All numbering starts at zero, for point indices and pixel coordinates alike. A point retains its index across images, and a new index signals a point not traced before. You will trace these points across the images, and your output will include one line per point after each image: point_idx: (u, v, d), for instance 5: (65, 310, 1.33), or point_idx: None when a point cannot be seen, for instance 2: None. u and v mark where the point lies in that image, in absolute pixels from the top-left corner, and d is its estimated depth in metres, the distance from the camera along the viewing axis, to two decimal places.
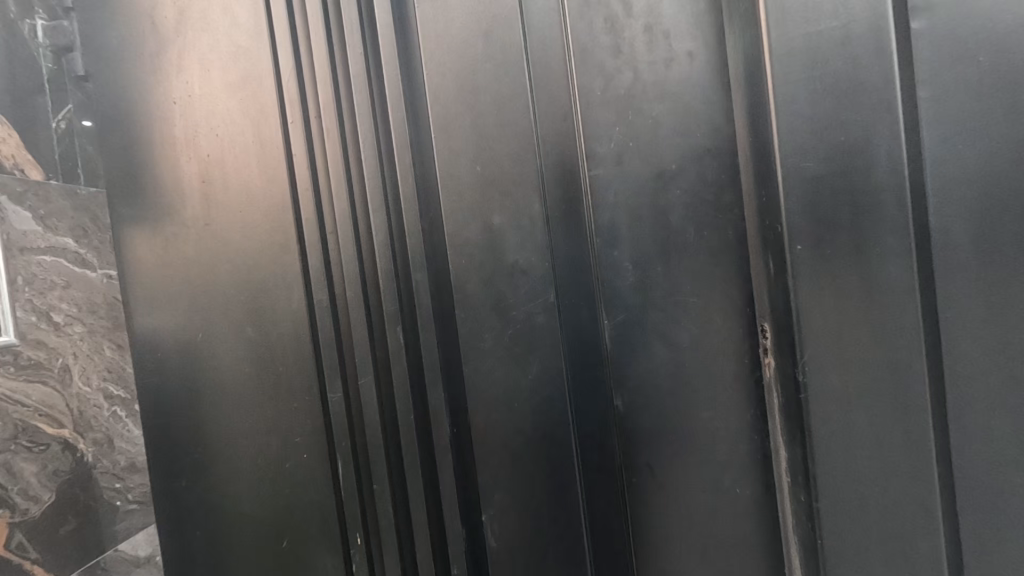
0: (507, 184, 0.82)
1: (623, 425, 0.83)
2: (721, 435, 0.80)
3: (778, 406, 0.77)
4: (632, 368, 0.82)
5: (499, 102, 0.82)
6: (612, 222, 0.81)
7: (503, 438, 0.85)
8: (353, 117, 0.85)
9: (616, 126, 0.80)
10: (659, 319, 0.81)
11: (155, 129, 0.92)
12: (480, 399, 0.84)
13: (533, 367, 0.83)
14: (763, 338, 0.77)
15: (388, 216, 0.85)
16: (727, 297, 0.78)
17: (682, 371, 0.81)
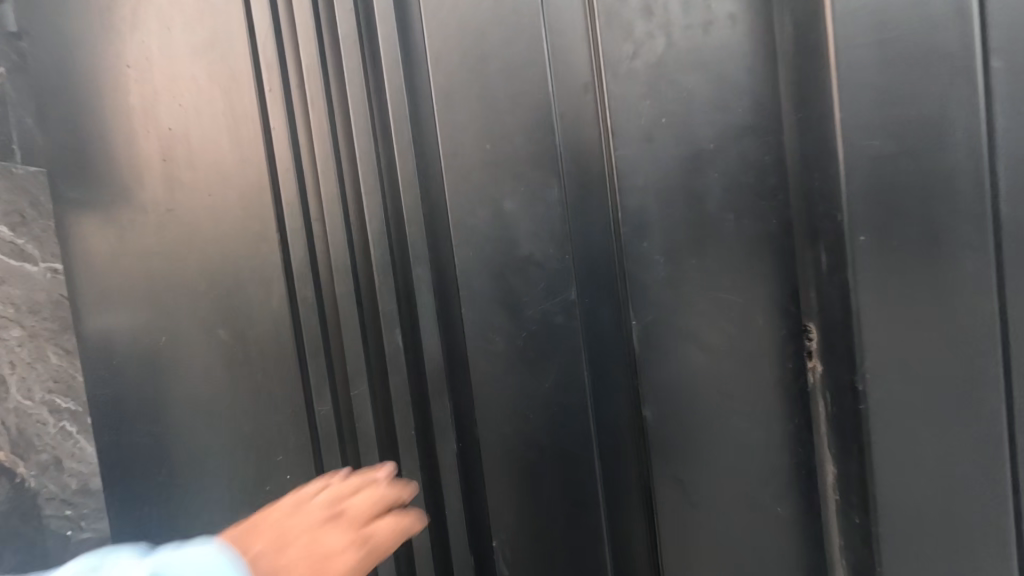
0: (521, 165, 0.72)
1: (648, 438, 0.74)
2: (759, 449, 0.72)
3: (824, 416, 0.69)
4: (664, 375, 0.73)
5: (511, 70, 0.71)
6: (640, 209, 0.71)
7: (514, 454, 0.75)
8: (342, 87, 0.73)
9: (645, 98, 0.70)
10: (692, 318, 0.72)
11: (106, 98, 0.79)
12: (489, 409, 0.75)
13: (551, 374, 0.73)
14: (807, 339, 0.69)
15: (383, 202, 0.74)
16: (771, 295, 0.70)
17: (717, 378, 0.72)
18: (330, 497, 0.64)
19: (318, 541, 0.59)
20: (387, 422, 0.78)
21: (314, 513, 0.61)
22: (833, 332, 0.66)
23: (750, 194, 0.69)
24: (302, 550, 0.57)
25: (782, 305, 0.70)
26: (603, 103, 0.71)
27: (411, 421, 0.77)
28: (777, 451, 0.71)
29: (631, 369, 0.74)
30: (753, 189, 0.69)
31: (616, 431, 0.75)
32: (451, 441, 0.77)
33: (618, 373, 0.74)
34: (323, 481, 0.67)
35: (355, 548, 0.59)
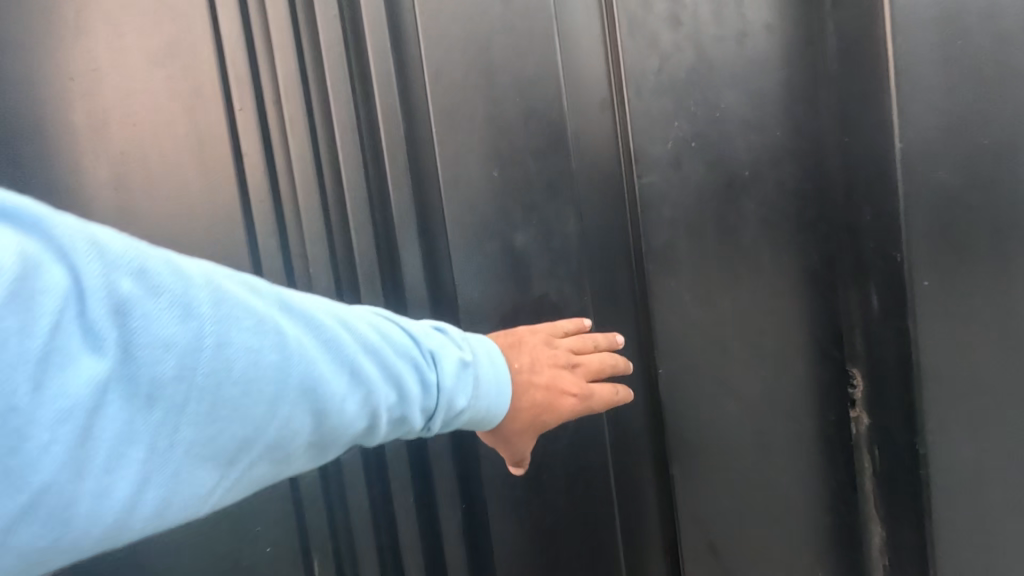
0: (535, 194, 0.63)
1: (672, 493, 0.67)
2: (799, 508, 0.65)
3: (870, 473, 0.63)
4: (695, 428, 0.66)
5: (522, 85, 0.63)
6: (669, 243, 0.63)
7: (530, 520, 0.64)
8: (326, 102, 0.64)
9: (674, 118, 0.62)
10: (727, 365, 0.64)
11: (19, 105, 0.61)
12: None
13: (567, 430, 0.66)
14: (852, 386, 0.62)
15: (375, 235, 0.66)
16: (809, 336, 0.63)
17: (755, 431, 0.65)
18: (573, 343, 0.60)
19: (556, 380, 0.56)
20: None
21: (560, 353, 0.58)
22: (885, 385, 0.59)
23: (786, 225, 0.62)
24: (543, 381, 0.55)
25: (823, 348, 0.63)
26: (624, 123, 0.64)
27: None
28: (813, 507, 0.65)
29: (653, 419, 0.68)
30: (787, 220, 0.62)
31: (638, 484, 0.69)
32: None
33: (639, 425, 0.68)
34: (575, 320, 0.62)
35: (576, 397, 0.57)
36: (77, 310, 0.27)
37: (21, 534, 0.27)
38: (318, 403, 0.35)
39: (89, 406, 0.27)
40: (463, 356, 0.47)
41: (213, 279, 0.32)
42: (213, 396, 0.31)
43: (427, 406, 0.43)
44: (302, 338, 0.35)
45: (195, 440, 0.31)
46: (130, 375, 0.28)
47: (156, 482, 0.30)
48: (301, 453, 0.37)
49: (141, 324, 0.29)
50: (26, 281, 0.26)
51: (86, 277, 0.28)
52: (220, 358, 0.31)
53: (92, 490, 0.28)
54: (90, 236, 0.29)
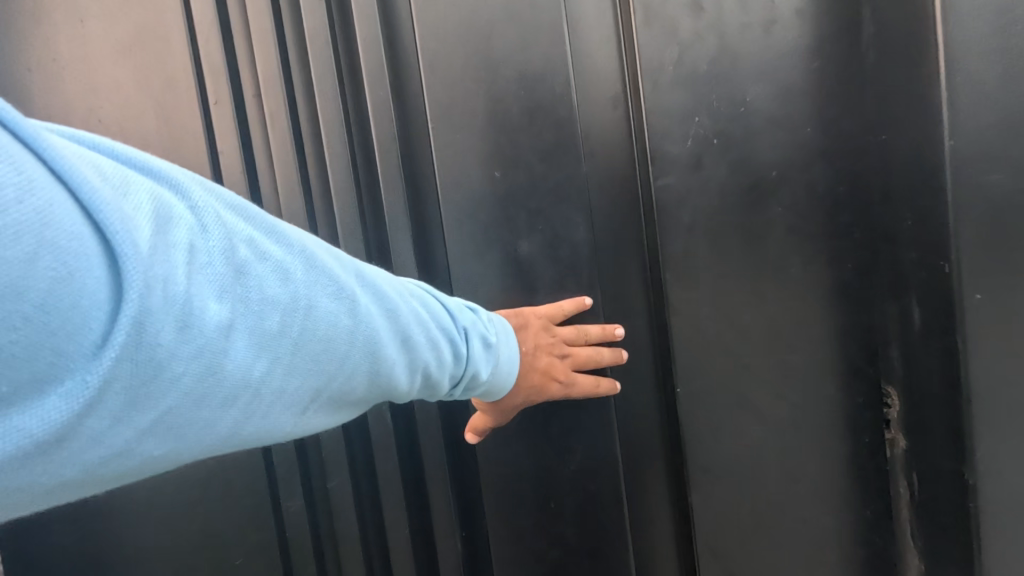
0: (541, 199, 0.57)
1: (690, 522, 0.62)
2: (827, 542, 0.60)
3: (908, 502, 0.57)
4: (714, 453, 0.60)
5: (526, 77, 0.57)
6: (686, 251, 0.58)
7: (532, 548, 0.62)
8: (311, 97, 0.58)
9: (694, 114, 0.57)
10: (749, 384, 0.59)
11: None
12: (500, 496, 0.62)
13: (576, 454, 0.61)
14: (888, 406, 0.57)
15: (366, 243, 0.60)
16: (841, 354, 0.57)
17: (779, 457, 0.59)
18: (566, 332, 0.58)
19: (549, 367, 0.56)
20: (376, 513, 0.64)
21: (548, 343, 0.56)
22: (925, 406, 0.53)
23: (818, 232, 0.56)
24: (540, 366, 0.56)
25: (855, 365, 0.57)
26: (639, 120, 0.59)
27: (412, 505, 0.64)
28: (844, 540, 0.59)
29: (671, 440, 0.63)
30: (818, 226, 0.56)
31: (653, 512, 0.64)
32: (457, 533, 0.64)
33: (655, 446, 0.63)
34: (577, 305, 0.58)
35: (562, 385, 0.57)
36: (206, 259, 0.28)
37: (143, 447, 0.28)
38: (382, 365, 0.38)
39: (219, 343, 0.28)
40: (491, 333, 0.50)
41: (307, 247, 0.34)
42: (312, 348, 0.33)
43: (457, 373, 0.46)
44: (374, 306, 0.38)
45: (291, 384, 0.32)
46: (253, 319, 0.30)
47: (257, 415, 0.32)
48: (350, 406, 0.39)
49: (258, 281, 0.30)
50: (162, 231, 0.27)
51: (211, 232, 0.29)
52: (314, 318, 0.33)
53: (204, 420, 0.29)
54: (208, 200, 0.30)
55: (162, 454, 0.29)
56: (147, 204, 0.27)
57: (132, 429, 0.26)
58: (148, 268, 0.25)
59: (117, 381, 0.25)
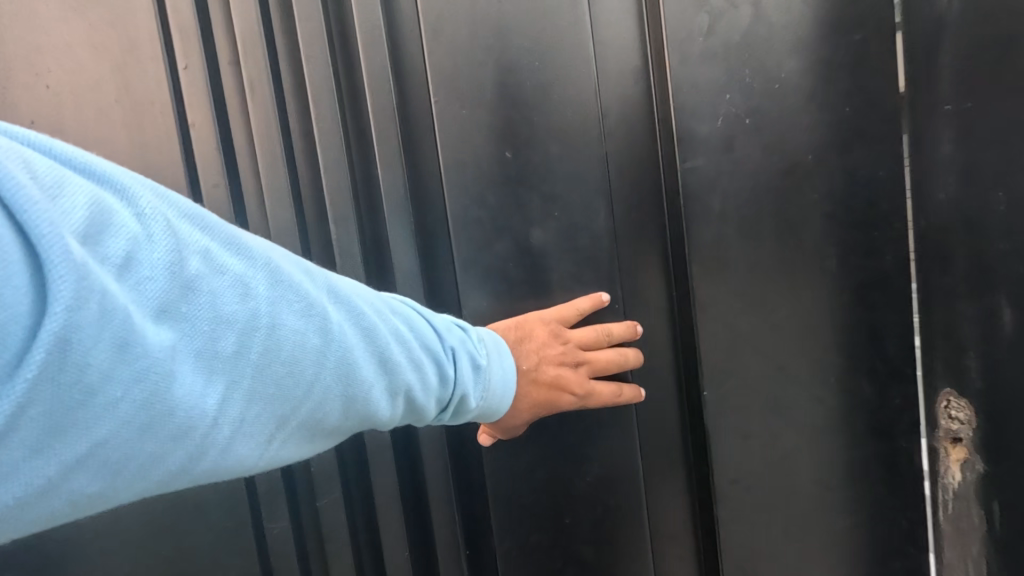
0: (557, 182, 0.52)
1: (714, 537, 0.57)
2: (862, 556, 0.55)
3: (982, 532, 0.50)
4: (742, 462, 0.55)
5: (541, 49, 0.51)
6: (716, 240, 0.53)
7: (543, 565, 0.57)
8: (297, 66, 0.51)
9: (725, 89, 0.51)
10: (781, 387, 0.54)
11: None
12: (509, 511, 0.56)
13: (593, 461, 0.56)
14: (953, 422, 0.50)
15: (360, 231, 0.54)
16: (880, 352, 0.52)
17: (812, 464, 0.55)
18: (579, 337, 0.51)
19: (558, 379, 0.50)
20: (370, 531, 0.58)
21: (556, 352, 0.50)
22: (1004, 425, 0.46)
23: (858, 220, 0.51)
24: (546, 381, 0.50)
25: (894, 364, 0.52)
26: (664, 96, 0.53)
27: (411, 519, 0.59)
28: (882, 555, 0.55)
29: (695, 448, 0.57)
30: (860, 214, 0.51)
31: (673, 525, 0.59)
32: (461, 551, 0.59)
33: (678, 455, 0.58)
34: (592, 304, 0.52)
35: (577, 397, 0.51)
36: (149, 274, 0.28)
37: (78, 480, 0.27)
38: (352, 388, 0.35)
39: (162, 364, 0.27)
40: (495, 350, 0.46)
41: (269, 262, 0.33)
42: (271, 369, 0.32)
43: (446, 399, 0.42)
44: (345, 324, 0.35)
45: (250, 410, 0.31)
46: (201, 338, 0.29)
47: (210, 443, 0.30)
48: (326, 435, 0.37)
49: (209, 296, 0.29)
50: (99, 244, 0.26)
51: (160, 243, 0.28)
52: (270, 336, 0.32)
53: (147, 448, 0.28)
54: (162, 209, 0.29)
55: (105, 488, 0.28)
56: (85, 208, 0.26)
57: (63, 455, 0.26)
58: (78, 283, 0.24)
59: (37, 403, 0.24)
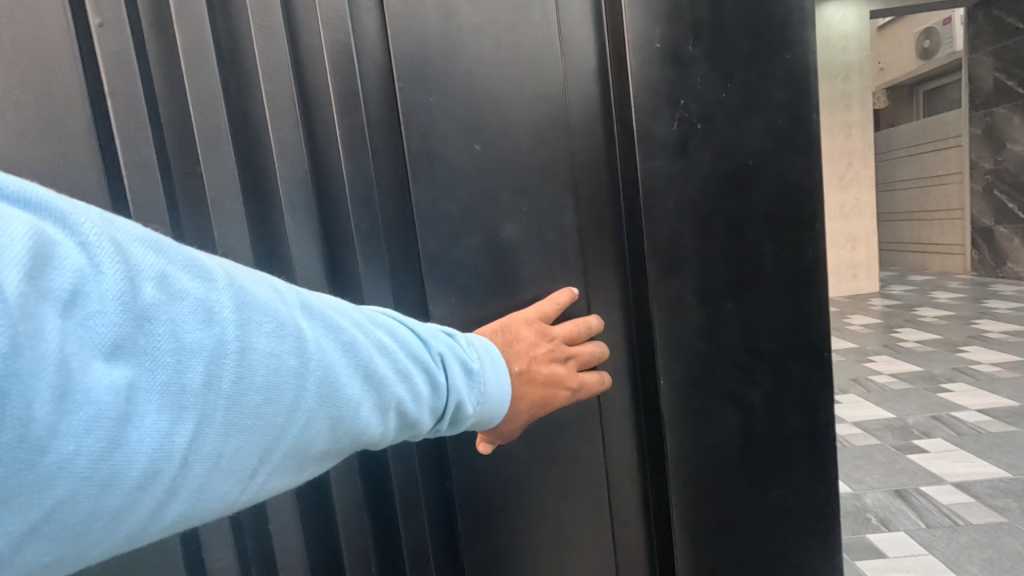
0: (526, 176, 0.52)
1: (670, 524, 0.59)
2: (792, 521, 0.59)
3: None
4: (691, 443, 0.58)
5: (512, 41, 0.51)
6: (673, 238, 0.55)
7: (513, 560, 0.57)
8: (241, 41, 0.48)
9: (680, 96, 0.53)
10: (725, 372, 0.57)
11: None
12: (478, 508, 0.55)
13: (560, 455, 0.57)
14: None
15: (319, 224, 0.51)
16: (805, 335, 0.57)
17: (751, 442, 0.58)
18: (564, 332, 0.52)
19: (551, 377, 0.50)
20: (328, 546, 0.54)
21: (545, 350, 0.50)
22: None
23: (789, 215, 0.56)
24: (540, 379, 0.49)
25: (815, 345, 0.58)
26: (624, 98, 0.54)
27: (373, 533, 0.55)
28: (805, 517, 0.60)
29: (652, 441, 0.59)
30: (791, 210, 0.56)
31: (630, 515, 0.60)
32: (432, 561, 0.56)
33: (637, 445, 0.60)
34: (568, 298, 0.53)
35: (571, 392, 0.51)
36: (102, 306, 0.24)
37: (30, 554, 0.23)
38: (337, 411, 0.32)
39: (118, 409, 0.23)
40: (486, 352, 0.44)
41: (235, 283, 0.29)
42: (248, 401, 0.28)
43: (440, 413, 0.39)
44: (324, 341, 0.32)
45: (227, 447, 0.27)
46: (163, 373, 0.25)
47: (183, 491, 0.26)
48: (315, 464, 0.33)
49: (168, 326, 0.25)
50: (41, 277, 0.22)
51: (111, 271, 0.24)
52: (242, 365, 0.28)
53: (110, 507, 0.24)
54: (109, 233, 0.25)
55: (63, 559, 0.24)
56: (22, 238, 0.22)
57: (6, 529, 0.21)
58: (10, 323, 0.20)
59: None
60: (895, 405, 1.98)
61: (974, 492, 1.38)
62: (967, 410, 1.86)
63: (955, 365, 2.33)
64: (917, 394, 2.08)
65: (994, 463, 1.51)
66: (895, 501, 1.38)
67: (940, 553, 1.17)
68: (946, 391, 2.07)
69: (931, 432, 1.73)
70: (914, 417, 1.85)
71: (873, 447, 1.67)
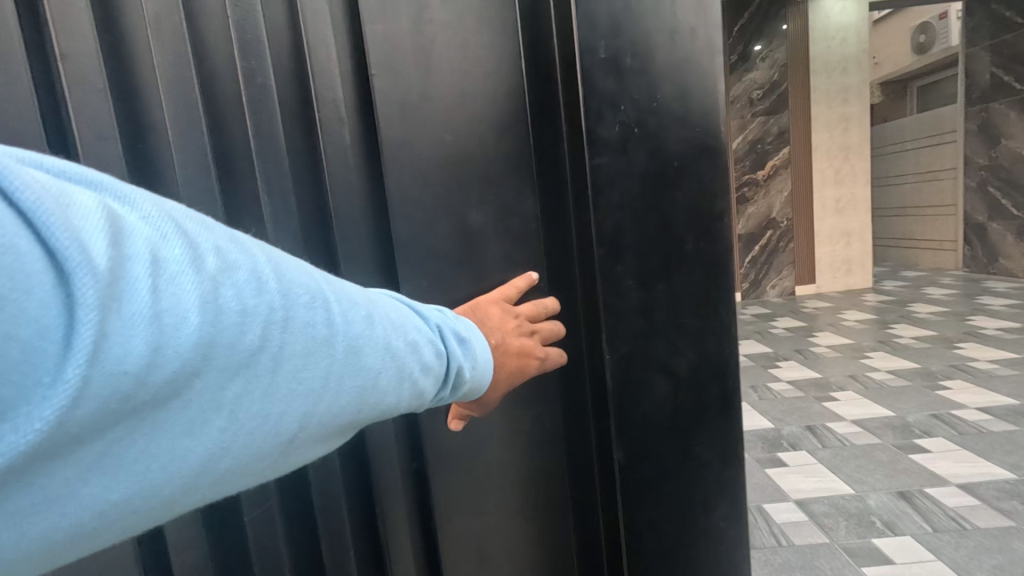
0: (490, 167, 0.53)
1: (618, 526, 0.57)
2: (709, 485, 0.58)
3: None
4: (630, 417, 0.55)
5: (472, 41, 0.51)
6: (617, 229, 0.53)
7: (480, 527, 0.58)
8: (200, 22, 0.47)
9: (622, 100, 0.51)
10: (659, 343, 0.55)
11: None
12: (454, 480, 0.57)
13: (527, 429, 0.58)
14: None
15: (294, 205, 0.51)
16: (718, 299, 0.56)
17: (678, 411, 0.56)
18: (526, 309, 0.52)
19: (523, 348, 0.50)
20: (311, 544, 0.55)
21: (513, 323, 0.50)
22: None
23: (705, 180, 0.54)
24: (514, 350, 0.49)
25: (725, 309, 0.57)
26: (572, 98, 0.52)
27: (354, 522, 0.57)
28: (716, 479, 0.58)
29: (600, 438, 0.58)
30: (699, 170, 0.54)
31: (568, 496, 0.61)
32: (414, 520, 0.58)
33: (583, 438, 0.59)
34: (527, 279, 0.54)
35: (539, 361, 0.52)
36: (175, 270, 0.25)
37: (110, 487, 0.25)
38: (364, 380, 0.32)
39: (188, 364, 0.25)
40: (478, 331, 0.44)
41: (275, 256, 0.30)
42: (290, 363, 0.29)
43: (452, 386, 0.40)
44: (352, 314, 0.32)
45: (274, 405, 0.28)
46: (226, 334, 0.26)
47: (235, 442, 0.28)
48: (341, 431, 0.34)
49: (228, 292, 0.26)
50: (122, 245, 0.24)
51: (175, 242, 0.26)
52: (286, 330, 0.29)
53: (177, 451, 0.26)
54: (166, 210, 0.27)
55: (135, 497, 0.26)
56: (97, 213, 0.24)
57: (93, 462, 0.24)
58: (100, 286, 0.23)
59: (73, 416, 0.22)
60: (897, 403, 2.32)
61: (980, 495, 1.61)
62: (966, 411, 2.19)
63: (950, 363, 2.73)
64: (914, 394, 2.40)
65: (995, 464, 1.78)
66: (900, 503, 1.60)
67: (949, 559, 1.34)
68: (943, 390, 2.42)
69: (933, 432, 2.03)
70: (915, 417, 2.16)
71: (873, 447, 1.96)
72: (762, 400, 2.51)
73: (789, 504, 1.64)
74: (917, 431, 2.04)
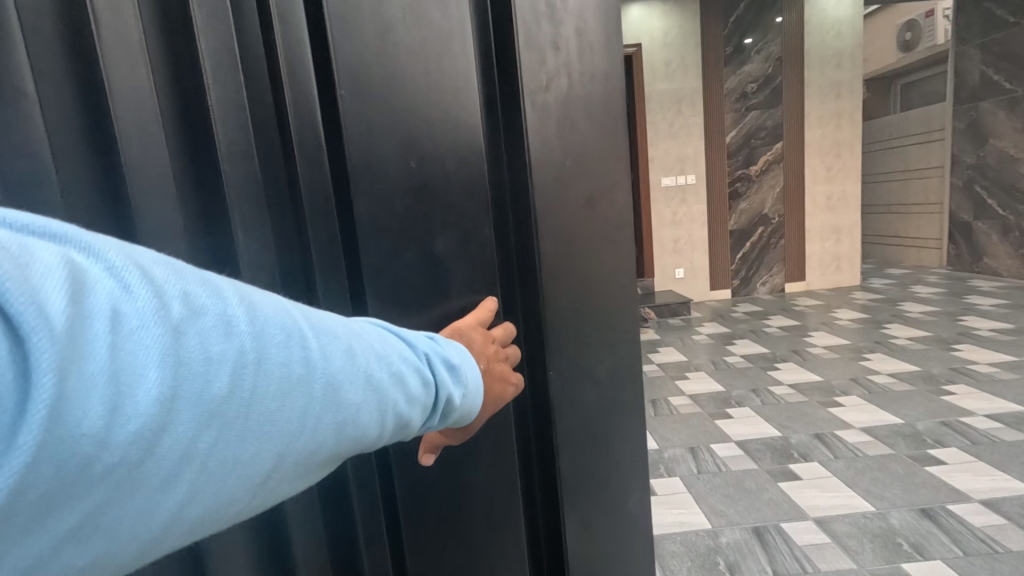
0: (451, 194, 0.49)
1: (561, 545, 0.56)
2: (631, 474, 0.60)
3: None
4: (565, 426, 0.55)
5: (435, 61, 0.47)
6: (556, 250, 0.53)
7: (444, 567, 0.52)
8: None
9: (557, 134, 0.52)
10: (587, 352, 0.56)
11: None
12: (419, 516, 0.50)
13: (488, 458, 0.53)
14: None
15: (245, 229, 0.44)
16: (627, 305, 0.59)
17: (608, 411, 0.58)
18: (503, 333, 0.50)
19: (506, 373, 0.48)
20: None
21: (493, 348, 0.48)
22: None
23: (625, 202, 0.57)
24: (500, 375, 0.47)
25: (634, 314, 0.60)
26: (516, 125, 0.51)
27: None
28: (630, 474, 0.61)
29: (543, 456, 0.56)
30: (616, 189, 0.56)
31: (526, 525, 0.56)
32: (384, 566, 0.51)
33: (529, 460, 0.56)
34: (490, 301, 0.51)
35: (516, 388, 0.50)
36: (138, 323, 0.24)
37: (77, 552, 0.23)
38: (345, 417, 0.31)
39: (154, 420, 0.23)
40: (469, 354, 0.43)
41: (251, 296, 0.29)
42: (265, 407, 0.27)
43: (440, 415, 0.38)
44: (332, 349, 0.31)
45: (248, 451, 0.27)
46: (195, 385, 0.25)
47: (209, 493, 0.26)
48: (322, 468, 0.32)
49: (196, 340, 0.25)
50: (81, 300, 0.23)
51: (141, 293, 0.25)
52: (260, 374, 0.27)
53: (147, 509, 0.24)
54: (132, 258, 0.25)
55: (103, 559, 0.24)
56: (56, 268, 0.22)
57: (58, 532, 0.22)
58: (58, 348, 0.21)
59: (32, 486, 0.21)
60: (903, 408, 2.27)
61: (1006, 511, 1.55)
62: (976, 416, 2.15)
63: (953, 366, 2.70)
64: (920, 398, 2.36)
65: (1016, 475, 1.72)
66: (925, 523, 1.53)
67: None
68: (948, 394, 2.38)
69: (944, 441, 1.97)
70: (923, 424, 2.12)
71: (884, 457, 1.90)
72: (766, 407, 2.44)
73: (809, 524, 1.58)
74: (928, 440, 1.99)
